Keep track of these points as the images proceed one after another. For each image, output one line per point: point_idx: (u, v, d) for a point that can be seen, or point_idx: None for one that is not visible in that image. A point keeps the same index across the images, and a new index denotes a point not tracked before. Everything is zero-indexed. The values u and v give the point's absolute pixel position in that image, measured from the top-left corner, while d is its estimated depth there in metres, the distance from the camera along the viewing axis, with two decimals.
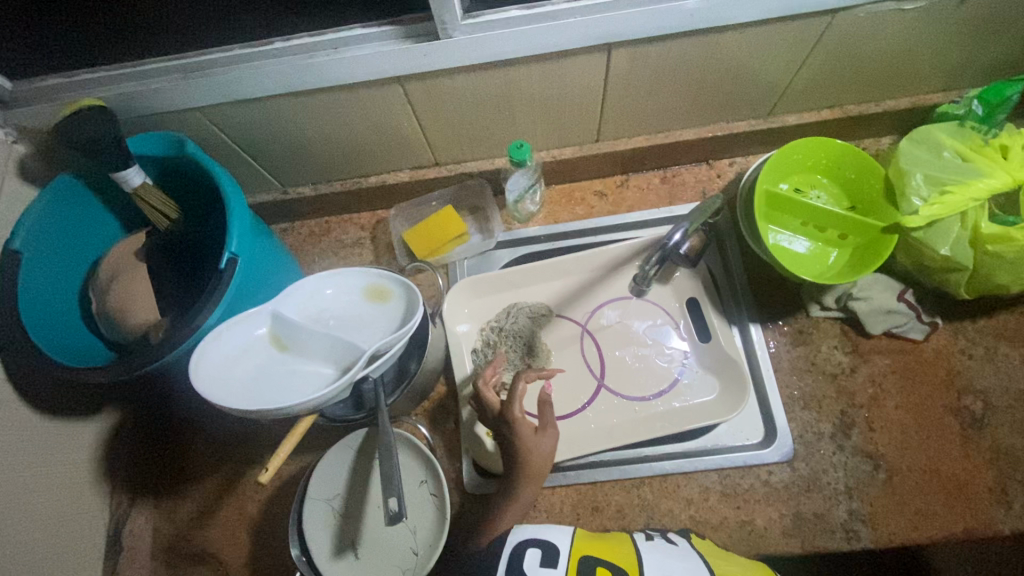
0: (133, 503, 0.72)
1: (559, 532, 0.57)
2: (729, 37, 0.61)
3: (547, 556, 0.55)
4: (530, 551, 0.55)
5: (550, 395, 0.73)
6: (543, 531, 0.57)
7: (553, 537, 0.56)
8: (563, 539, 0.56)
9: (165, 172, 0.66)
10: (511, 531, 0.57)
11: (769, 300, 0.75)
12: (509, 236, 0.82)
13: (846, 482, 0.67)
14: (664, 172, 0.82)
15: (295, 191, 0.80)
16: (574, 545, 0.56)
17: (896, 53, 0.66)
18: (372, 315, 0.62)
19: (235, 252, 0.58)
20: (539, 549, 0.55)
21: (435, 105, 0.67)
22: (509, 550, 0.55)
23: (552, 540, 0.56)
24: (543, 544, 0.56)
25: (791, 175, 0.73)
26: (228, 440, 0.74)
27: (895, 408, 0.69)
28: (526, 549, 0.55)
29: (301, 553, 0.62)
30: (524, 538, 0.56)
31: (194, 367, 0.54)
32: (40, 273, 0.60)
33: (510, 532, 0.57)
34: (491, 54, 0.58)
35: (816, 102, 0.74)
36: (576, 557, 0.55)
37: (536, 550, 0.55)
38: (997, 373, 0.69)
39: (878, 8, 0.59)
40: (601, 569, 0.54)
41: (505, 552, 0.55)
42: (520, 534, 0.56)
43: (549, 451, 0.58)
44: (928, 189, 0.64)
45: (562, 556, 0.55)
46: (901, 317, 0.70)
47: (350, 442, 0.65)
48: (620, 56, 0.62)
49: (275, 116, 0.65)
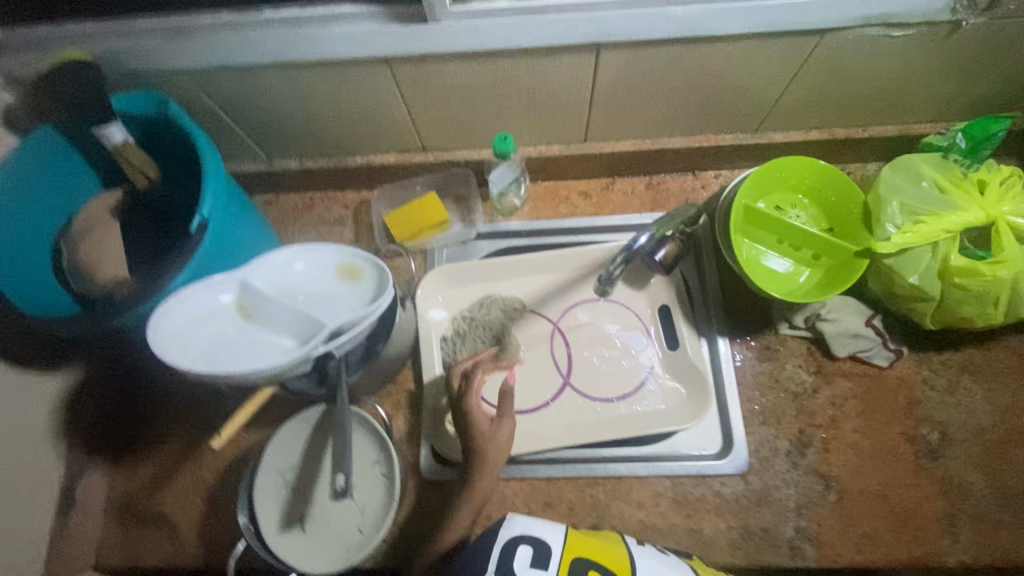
0: (90, 459, 0.72)
1: (553, 531, 0.58)
2: (718, 48, 0.61)
3: (537, 555, 0.56)
4: (521, 549, 0.56)
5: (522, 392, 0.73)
6: (536, 527, 0.58)
7: (545, 536, 0.58)
8: (555, 539, 0.57)
9: (147, 133, 0.66)
10: (503, 525, 0.58)
11: (740, 314, 0.75)
12: (490, 228, 0.81)
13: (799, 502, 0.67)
14: (650, 178, 0.82)
15: (281, 164, 0.80)
16: (567, 544, 0.58)
17: (885, 79, 0.67)
18: (341, 293, 0.62)
19: (207, 216, 0.59)
20: (530, 547, 0.57)
21: (422, 90, 0.67)
22: (501, 546, 0.56)
23: (544, 539, 0.57)
24: (534, 542, 0.57)
25: (772, 193, 0.73)
26: (191, 405, 0.74)
27: (853, 431, 0.69)
28: (516, 546, 0.57)
29: (249, 522, 0.62)
30: (517, 533, 0.58)
31: (153, 326, 0.54)
32: (12, 220, 0.61)
33: (504, 526, 0.59)
34: (477, 44, 0.59)
35: (803, 121, 0.75)
36: (568, 557, 0.56)
37: (526, 548, 0.57)
38: (957, 406, 0.69)
39: (867, 32, 0.59)
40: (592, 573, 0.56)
41: (497, 546, 0.56)
42: (513, 529, 0.58)
43: (508, 437, 0.59)
44: (903, 217, 0.64)
45: (553, 558, 0.56)
46: (867, 342, 0.70)
47: (307, 418, 0.65)
48: (608, 58, 0.62)
49: (263, 86, 0.65)
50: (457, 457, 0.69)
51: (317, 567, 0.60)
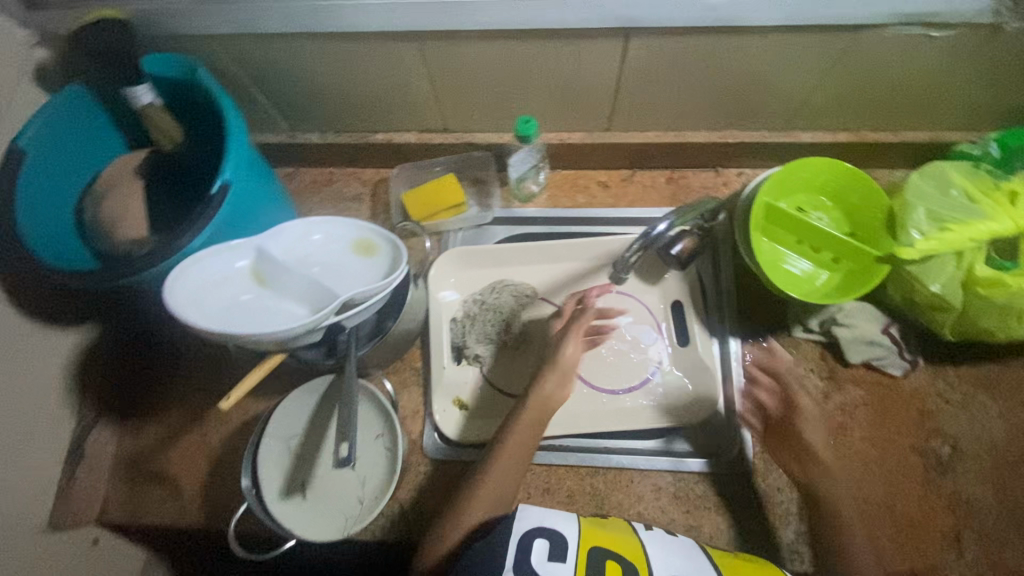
0: (100, 415, 0.73)
1: (566, 521, 0.57)
2: (750, 40, 0.60)
3: (555, 547, 0.54)
4: (537, 542, 0.54)
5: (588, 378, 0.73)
6: (549, 518, 0.56)
7: (560, 527, 0.56)
8: (569, 529, 0.56)
9: (175, 96, 0.67)
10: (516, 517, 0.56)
11: (754, 315, 0.74)
12: (506, 213, 0.81)
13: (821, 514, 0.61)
14: (671, 172, 0.81)
15: (303, 137, 0.81)
16: (582, 536, 0.56)
17: (920, 82, 0.65)
18: (355, 265, 0.62)
19: (229, 179, 0.59)
20: (547, 539, 0.55)
21: (448, 69, 0.67)
22: (517, 539, 0.54)
23: (559, 530, 0.56)
24: (549, 533, 0.55)
25: (795, 193, 0.72)
26: (201, 369, 0.75)
27: (862, 439, 0.68)
28: (533, 539, 0.54)
29: (252, 486, 0.62)
30: (531, 526, 0.55)
31: (169, 283, 0.54)
32: (41, 173, 0.62)
33: (516, 518, 0.56)
34: (506, 22, 0.58)
35: (831, 121, 0.73)
36: (584, 547, 0.55)
37: (543, 540, 0.54)
38: (970, 421, 0.68)
39: (904, 31, 0.58)
40: (611, 564, 0.54)
41: (513, 540, 0.54)
42: (527, 522, 0.55)
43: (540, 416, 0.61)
44: (928, 224, 0.63)
45: (571, 549, 0.54)
46: (883, 349, 0.69)
47: (313, 388, 0.66)
48: (636, 44, 0.61)
49: (290, 56, 0.66)
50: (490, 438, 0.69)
51: (317, 534, 0.60)
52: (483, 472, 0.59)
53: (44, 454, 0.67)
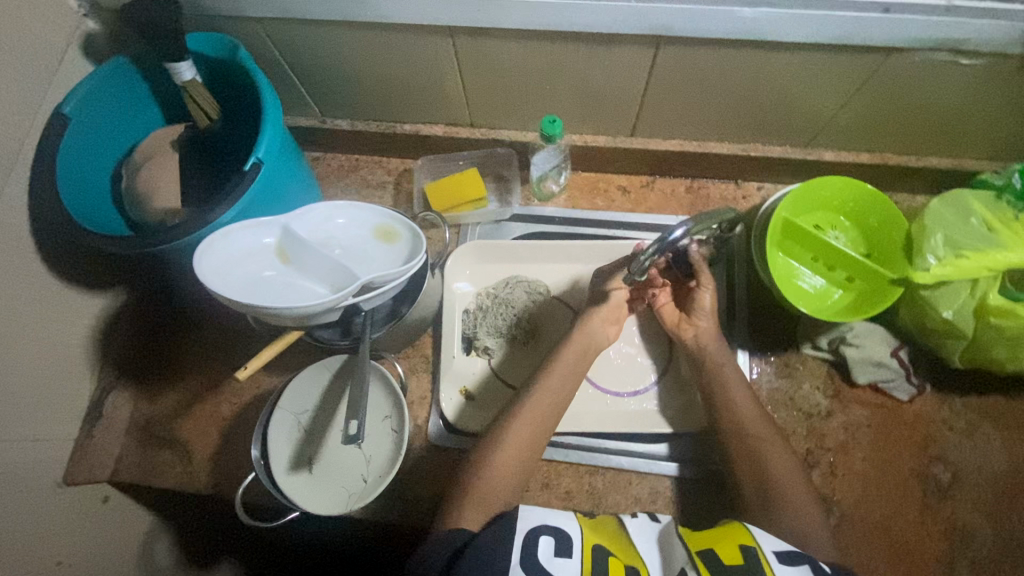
0: (118, 378, 0.76)
1: (568, 520, 0.55)
2: (779, 55, 0.61)
3: (561, 544, 0.52)
4: (543, 539, 0.52)
5: (604, 377, 0.75)
6: (554, 517, 0.55)
7: (564, 525, 0.54)
8: (574, 527, 0.54)
9: (214, 74, 0.69)
10: (519, 517, 0.54)
11: (763, 328, 0.74)
12: (525, 211, 0.82)
13: (801, 526, 0.58)
14: (691, 182, 0.82)
15: (333, 123, 0.83)
16: (585, 533, 0.54)
17: (946, 108, 0.65)
18: (376, 251, 0.64)
19: (261, 157, 0.61)
20: (552, 537, 0.53)
21: (479, 64, 0.68)
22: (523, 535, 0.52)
23: (564, 528, 0.54)
24: (555, 531, 0.53)
25: (814, 211, 0.72)
26: (220, 340, 0.78)
27: (863, 460, 0.68)
28: (538, 537, 0.53)
29: (261, 457, 0.64)
30: (536, 524, 0.54)
31: (198, 254, 0.56)
32: (81, 140, 0.64)
33: (517, 518, 0.54)
34: (541, 23, 0.60)
35: (855, 142, 0.74)
36: (589, 544, 0.53)
37: (548, 538, 0.53)
38: (973, 450, 0.68)
39: (934, 56, 0.58)
40: (614, 561, 0.51)
41: (517, 537, 0.52)
42: (530, 521, 0.54)
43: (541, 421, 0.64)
44: (945, 250, 0.63)
45: (577, 545, 0.52)
46: (890, 372, 0.69)
47: (327, 366, 0.68)
48: (667, 53, 0.62)
49: (327, 43, 0.68)
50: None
51: (320, 508, 0.62)
52: (480, 463, 0.61)
53: (64, 411, 0.70)
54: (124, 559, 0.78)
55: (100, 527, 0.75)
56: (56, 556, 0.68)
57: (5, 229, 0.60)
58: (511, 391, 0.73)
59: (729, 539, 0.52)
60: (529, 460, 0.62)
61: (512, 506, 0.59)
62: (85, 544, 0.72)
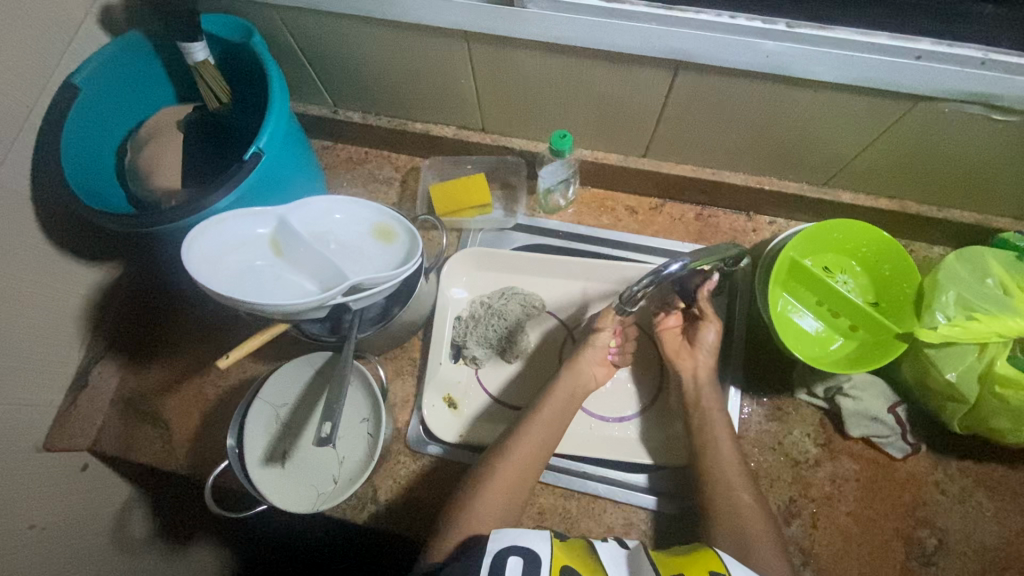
0: (108, 349, 0.76)
1: (540, 537, 0.53)
2: (803, 92, 0.58)
3: (529, 565, 0.51)
4: (511, 560, 0.51)
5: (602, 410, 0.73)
6: (523, 535, 0.53)
7: (533, 543, 0.52)
8: (545, 545, 0.53)
9: (227, 58, 0.69)
10: (490, 537, 0.53)
11: (759, 368, 0.72)
12: (530, 221, 0.81)
13: None
14: (701, 210, 0.80)
15: (344, 114, 0.82)
16: (554, 551, 0.53)
17: (974, 162, 0.63)
18: (371, 250, 0.63)
19: (262, 147, 0.60)
20: (520, 557, 0.51)
21: (495, 71, 0.67)
22: (490, 560, 0.51)
23: (533, 547, 0.52)
24: (523, 551, 0.52)
25: (823, 253, 0.70)
26: (212, 323, 0.78)
27: (846, 514, 0.66)
28: (505, 558, 0.51)
29: (236, 446, 0.64)
30: (503, 546, 0.52)
31: (189, 240, 0.55)
32: (90, 112, 0.64)
33: (489, 539, 0.53)
34: (558, 36, 0.58)
35: (874, 186, 0.71)
36: (558, 565, 0.51)
37: (516, 559, 0.51)
38: (963, 517, 0.65)
39: (964, 109, 0.56)
40: None
41: (485, 560, 0.51)
42: (500, 541, 0.52)
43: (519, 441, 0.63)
44: (956, 310, 0.61)
45: (545, 565, 0.51)
46: (885, 428, 0.67)
47: (311, 361, 0.67)
48: (687, 77, 0.60)
49: (343, 36, 0.67)
50: (486, 442, 0.70)
51: (289, 504, 0.61)
52: None
53: (51, 377, 0.70)
54: (99, 527, 0.79)
55: (78, 494, 0.75)
56: (30, 519, 0.68)
57: (8, 195, 0.60)
58: (497, 404, 0.72)
59: (698, 565, 0.51)
60: (504, 480, 0.61)
61: (479, 524, 0.58)
62: (62, 510, 0.73)
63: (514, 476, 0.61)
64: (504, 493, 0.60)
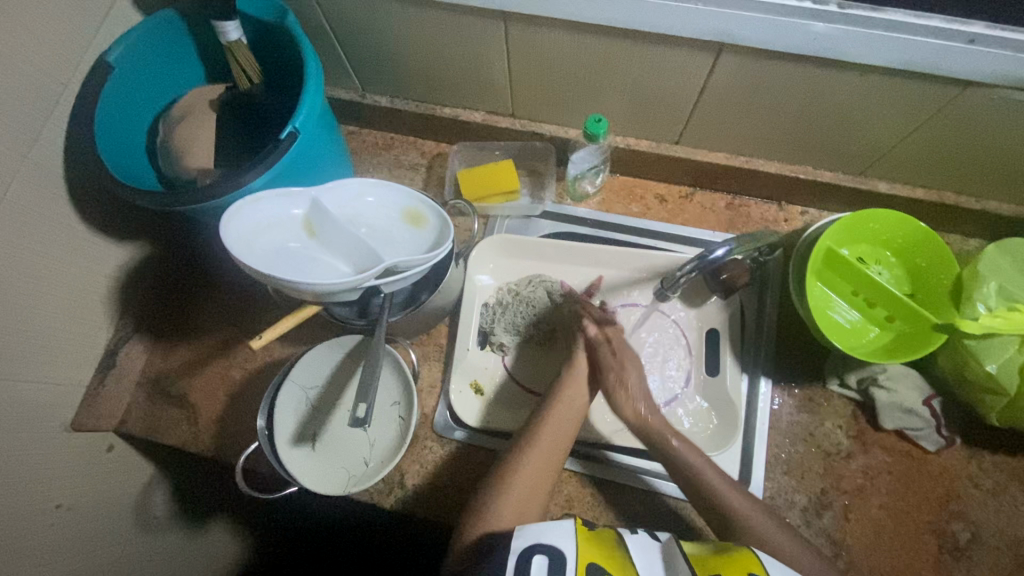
0: (135, 330, 0.76)
1: (563, 534, 0.52)
2: (848, 75, 0.57)
3: (554, 565, 0.49)
4: (536, 559, 0.50)
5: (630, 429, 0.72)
6: (548, 533, 0.52)
7: (558, 541, 0.51)
8: (569, 544, 0.51)
9: (260, 38, 0.68)
10: (515, 536, 0.52)
11: (790, 359, 0.72)
12: (557, 208, 0.81)
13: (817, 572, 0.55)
14: (731, 199, 0.79)
15: (372, 98, 0.81)
16: (579, 549, 0.51)
17: (1017, 152, 0.62)
18: (402, 234, 0.63)
19: (298, 127, 0.60)
20: (545, 556, 0.50)
21: (531, 52, 0.66)
22: (515, 559, 0.50)
23: (559, 544, 0.51)
24: (548, 550, 0.50)
25: (859, 244, 0.69)
26: (239, 305, 0.78)
27: (878, 506, 0.65)
28: (531, 557, 0.50)
29: (266, 427, 0.63)
30: (529, 544, 0.51)
31: (227, 218, 0.55)
32: (121, 91, 0.63)
33: (514, 537, 0.52)
34: (599, 17, 0.57)
35: (911, 176, 0.70)
36: (583, 564, 0.50)
37: (541, 559, 0.50)
38: (998, 511, 0.65)
39: (1014, 95, 0.55)
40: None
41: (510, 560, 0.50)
42: (524, 540, 0.52)
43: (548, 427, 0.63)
44: (997, 301, 0.60)
45: (570, 563, 0.49)
46: (919, 421, 0.66)
47: (341, 344, 0.67)
48: (730, 59, 0.59)
49: (377, 16, 0.66)
50: (512, 429, 0.69)
51: (320, 486, 0.61)
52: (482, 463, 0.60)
53: (80, 357, 0.70)
54: (123, 510, 0.79)
55: (104, 474, 0.75)
56: (57, 500, 0.68)
57: (42, 172, 0.60)
58: (523, 392, 0.72)
59: (735, 563, 0.51)
60: (534, 466, 0.60)
61: (510, 508, 0.58)
62: (88, 492, 0.73)
63: (545, 462, 0.61)
64: (535, 477, 0.60)
